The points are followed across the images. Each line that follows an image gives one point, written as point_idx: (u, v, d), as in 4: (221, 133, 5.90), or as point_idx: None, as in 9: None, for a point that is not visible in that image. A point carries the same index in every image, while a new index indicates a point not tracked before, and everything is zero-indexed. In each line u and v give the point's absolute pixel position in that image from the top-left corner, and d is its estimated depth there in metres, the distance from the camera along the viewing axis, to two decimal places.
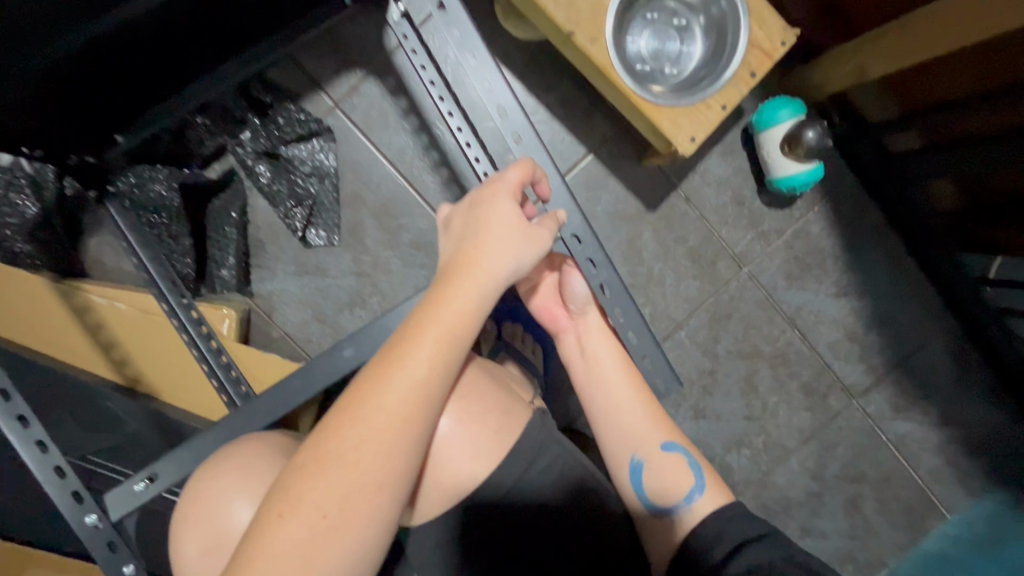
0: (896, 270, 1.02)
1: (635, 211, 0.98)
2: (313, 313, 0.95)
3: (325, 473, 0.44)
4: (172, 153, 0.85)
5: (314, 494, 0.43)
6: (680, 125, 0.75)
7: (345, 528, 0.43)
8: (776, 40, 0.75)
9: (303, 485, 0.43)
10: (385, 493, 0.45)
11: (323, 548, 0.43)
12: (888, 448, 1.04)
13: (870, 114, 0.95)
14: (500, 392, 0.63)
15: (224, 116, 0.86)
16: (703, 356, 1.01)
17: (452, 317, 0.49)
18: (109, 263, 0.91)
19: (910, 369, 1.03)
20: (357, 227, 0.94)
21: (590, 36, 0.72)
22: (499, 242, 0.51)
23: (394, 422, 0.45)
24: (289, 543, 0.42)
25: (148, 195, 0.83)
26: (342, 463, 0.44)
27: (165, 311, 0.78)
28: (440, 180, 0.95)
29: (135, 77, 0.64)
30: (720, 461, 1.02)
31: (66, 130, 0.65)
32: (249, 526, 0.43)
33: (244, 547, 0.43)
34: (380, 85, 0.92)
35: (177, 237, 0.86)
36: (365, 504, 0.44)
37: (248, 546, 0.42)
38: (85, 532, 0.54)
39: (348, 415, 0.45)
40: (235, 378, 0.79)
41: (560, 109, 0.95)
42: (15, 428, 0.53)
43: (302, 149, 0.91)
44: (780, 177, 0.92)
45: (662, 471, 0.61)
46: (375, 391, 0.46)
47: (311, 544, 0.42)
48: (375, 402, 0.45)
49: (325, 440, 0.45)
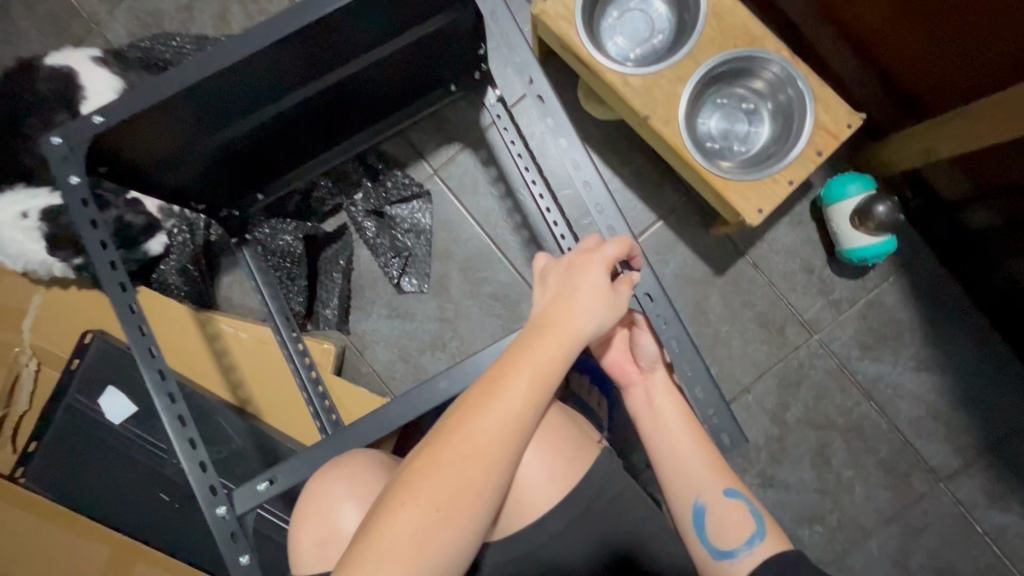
0: (983, 347, 0.98)
1: (703, 274, 1.02)
2: (399, 353, 1.05)
3: (437, 476, 0.50)
4: (300, 210, 1.02)
5: (427, 492, 0.50)
6: (747, 198, 0.80)
7: (450, 527, 0.50)
8: (842, 123, 0.80)
9: (418, 484, 0.50)
10: (484, 500, 0.51)
11: (431, 543, 0.49)
12: (983, 541, 0.96)
13: (941, 192, 0.96)
14: (574, 430, 0.68)
15: (345, 180, 1.02)
16: (771, 422, 1.00)
17: (550, 355, 0.55)
18: (235, 298, 1.08)
19: (1004, 455, 0.97)
20: (444, 278, 1.06)
21: (665, 119, 0.81)
22: (590, 299, 0.58)
23: (496, 440, 0.52)
24: (404, 533, 0.48)
25: (277, 244, 0.98)
26: (451, 469, 0.51)
27: (278, 342, 0.92)
28: (520, 239, 1.06)
29: (284, 152, 0.81)
30: (790, 535, 0.98)
31: (224, 188, 0.82)
32: (368, 514, 0.50)
33: (364, 532, 0.49)
34: (474, 156, 1.06)
35: (295, 277, 0.99)
36: (467, 508, 0.50)
37: (369, 530, 0.49)
38: (215, 521, 0.62)
39: (458, 428, 0.52)
40: (327, 408, 0.91)
41: (633, 179, 1.03)
42: (176, 425, 0.63)
43: (403, 209, 1.05)
44: (851, 248, 0.94)
45: (723, 516, 0.62)
46: (482, 411, 0.52)
47: (422, 536, 0.49)
48: (482, 420, 0.52)
49: (438, 447, 0.52)
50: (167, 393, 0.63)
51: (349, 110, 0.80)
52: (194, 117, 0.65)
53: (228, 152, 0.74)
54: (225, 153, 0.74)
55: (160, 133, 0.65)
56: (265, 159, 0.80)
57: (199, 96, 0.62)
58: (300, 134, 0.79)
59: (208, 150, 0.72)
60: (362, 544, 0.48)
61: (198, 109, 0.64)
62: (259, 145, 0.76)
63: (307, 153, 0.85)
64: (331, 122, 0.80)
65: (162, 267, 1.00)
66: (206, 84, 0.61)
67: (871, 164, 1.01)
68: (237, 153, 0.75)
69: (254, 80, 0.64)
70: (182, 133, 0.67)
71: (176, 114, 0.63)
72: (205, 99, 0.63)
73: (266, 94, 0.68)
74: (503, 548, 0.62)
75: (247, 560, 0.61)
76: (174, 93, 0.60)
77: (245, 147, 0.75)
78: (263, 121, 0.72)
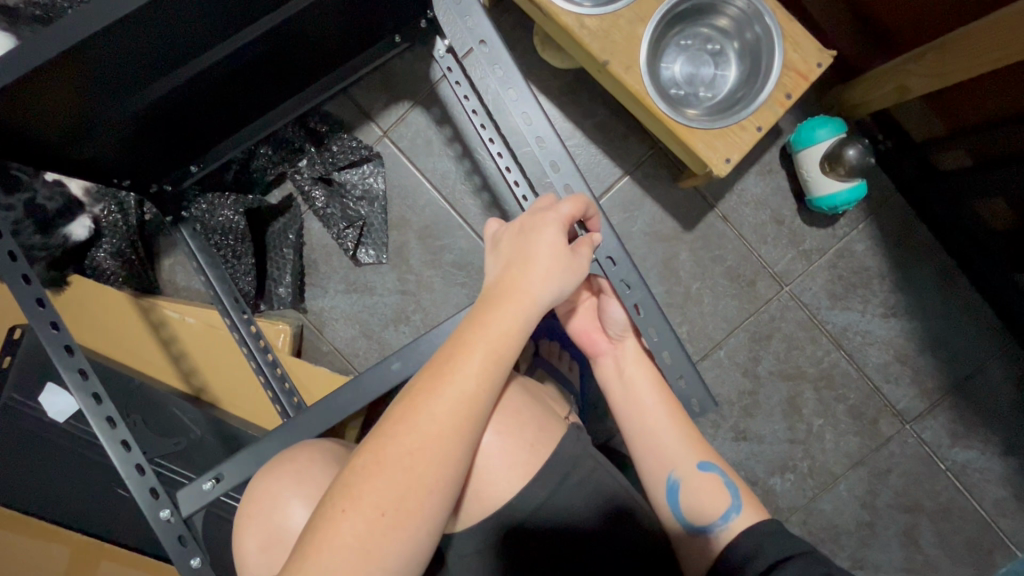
0: (949, 289, 0.98)
1: (672, 231, 0.99)
2: (360, 329, 1.00)
3: (383, 474, 0.47)
4: (240, 181, 0.93)
5: (374, 492, 0.46)
6: (715, 147, 0.76)
7: (401, 525, 0.47)
8: (811, 61, 0.75)
9: (364, 485, 0.47)
10: (437, 495, 0.48)
11: (380, 544, 0.46)
12: (947, 477, 0.99)
13: (912, 132, 0.94)
14: (536, 407, 0.65)
15: (286, 147, 0.94)
16: (743, 376, 1.00)
17: (502, 334, 0.52)
18: (179, 281, 1.00)
19: (967, 394, 0.99)
20: (402, 248, 1.00)
21: (625, 64, 0.75)
22: (545, 267, 0.54)
23: (446, 431, 0.49)
24: (356, 532, 0.45)
25: (216, 220, 0.90)
26: (399, 465, 0.47)
27: (228, 325, 0.85)
28: (480, 203, 1.00)
29: (214, 118, 0.73)
30: (763, 485, 1.00)
31: (149, 163, 0.73)
32: (309, 521, 0.47)
33: (306, 541, 0.46)
34: (426, 115, 0.99)
35: (241, 256, 0.92)
36: (419, 504, 0.47)
37: (311, 538, 0.46)
38: (160, 525, 0.61)
39: (404, 421, 0.48)
40: (288, 390, 0.85)
41: (596, 133, 0.98)
42: (105, 428, 0.61)
43: (353, 174, 0.97)
44: (820, 196, 0.91)
45: (698, 491, 0.61)
46: (429, 400, 0.49)
47: (369, 539, 0.46)
48: (429, 411, 0.49)
49: (382, 444, 0.48)
50: (93, 394, 0.61)
51: (281, 63, 0.71)
52: (96, 82, 0.55)
53: (146, 120, 0.65)
54: (142, 121, 0.64)
55: (56, 102, 0.54)
56: (192, 126, 0.71)
57: (99, 56, 0.52)
58: (228, 95, 0.70)
59: (121, 121, 0.62)
60: (304, 553, 0.45)
61: (100, 72, 0.54)
62: (181, 110, 0.67)
63: (241, 115, 0.76)
64: (262, 79, 0.71)
65: (93, 252, 0.91)
66: (104, 39, 0.50)
67: (840, 107, 0.97)
68: (156, 120, 0.66)
69: (168, 35, 0.55)
70: (83, 102, 0.57)
71: (73, 80, 0.53)
72: (107, 61, 0.53)
73: (182, 51, 0.58)
74: (466, 533, 0.60)
75: (199, 561, 0.61)
76: (65, 52, 0.49)
77: (165, 113, 0.66)
78: (183, 82, 0.62)
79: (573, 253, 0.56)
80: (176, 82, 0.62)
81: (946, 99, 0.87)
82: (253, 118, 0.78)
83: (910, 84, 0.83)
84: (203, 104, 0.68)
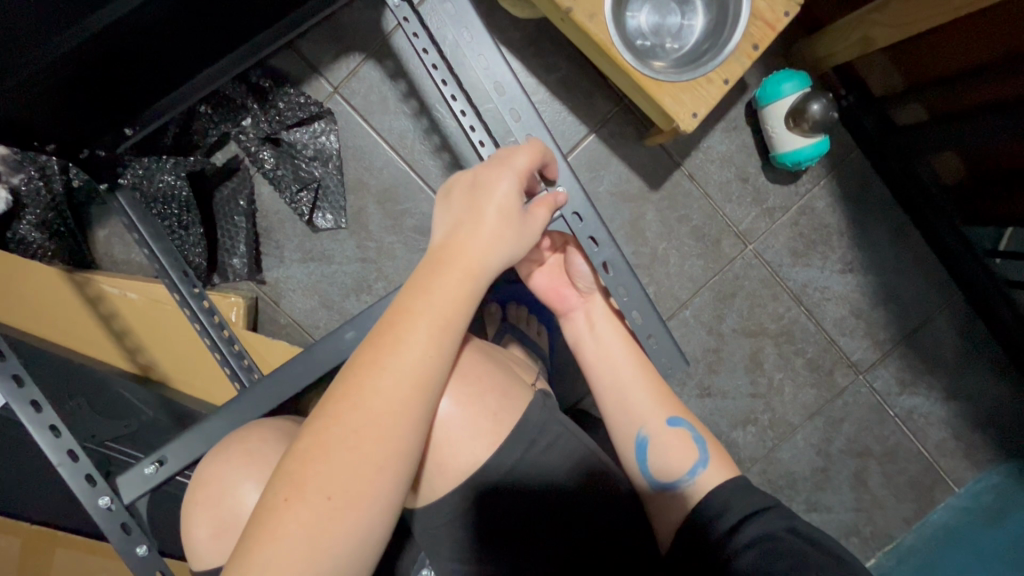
0: (901, 243, 1.01)
1: (639, 190, 0.97)
2: (320, 299, 0.95)
3: (327, 458, 0.46)
4: (181, 145, 0.86)
5: (318, 476, 0.45)
6: (681, 101, 0.74)
7: (351, 509, 0.46)
8: (779, 10, 0.73)
9: (307, 471, 0.45)
10: (388, 471, 0.47)
11: (329, 531, 0.45)
12: (895, 423, 1.04)
13: (872, 86, 0.95)
14: (500, 374, 0.63)
15: (226, 105, 0.86)
16: (708, 335, 1.01)
17: (447, 299, 0.52)
18: (117, 254, 0.92)
19: (916, 344, 1.03)
20: (361, 213, 0.95)
21: (590, 12, 0.71)
22: (491, 226, 0.55)
23: (394, 405, 0.48)
24: (304, 519, 0.44)
25: (157, 186, 0.84)
26: (344, 445, 0.46)
27: (178, 301, 0.79)
28: (441, 164, 0.95)
29: (143, 72, 0.64)
30: (725, 438, 1.03)
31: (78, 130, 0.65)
32: (254, 513, 0.45)
33: (252, 534, 0.45)
34: (380, 68, 0.92)
35: (188, 226, 0.86)
36: (368, 485, 0.46)
37: (269, 520, 0.44)
38: (101, 514, 0.59)
39: (347, 399, 0.47)
40: (247, 366, 0.80)
41: (560, 88, 0.94)
42: (29, 413, 0.57)
43: (303, 133, 0.91)
44: (784, 152, 0.91)
45: (666, 445, 0.63)
46: (372, 375, 0.48)
47: (317, 527, 0.44)
48: (373, 386, 0.48)
49: (324, 425, 0.47)
50: (13, 376, 0.57)
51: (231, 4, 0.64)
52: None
53: (82, 62, 0.57)
54: (71, 66, 0.57)
55: None
56: (133, 75, 0.63)
57: None
58: (156, 42, 0.61)
59: (57, 56, 0.55)
60: (250, 543, 0.44)
61: None
62: (118, 55, 0.60)
63: (189, 68, 0.68)
64: (215, 19, 0.64)
65: (13, 223, 0.80)
66: None
67: (805, 60, 0.96)
68: (93, 64, 0.58)
69: None
70: None
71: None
72: None
73: None
74: (436, 504, 0.58)
75: (145, 549, 0.59)
76: None
77: (104, 52, 0.58)
78: (127, 12, 0.56)
79: (521, 213, 0.57)
80: (121, 10, 0.56)
81: (910, 52, 0.87)
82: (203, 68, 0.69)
83: (876, 35, 0.82)
84: (124, 53, 0.60)
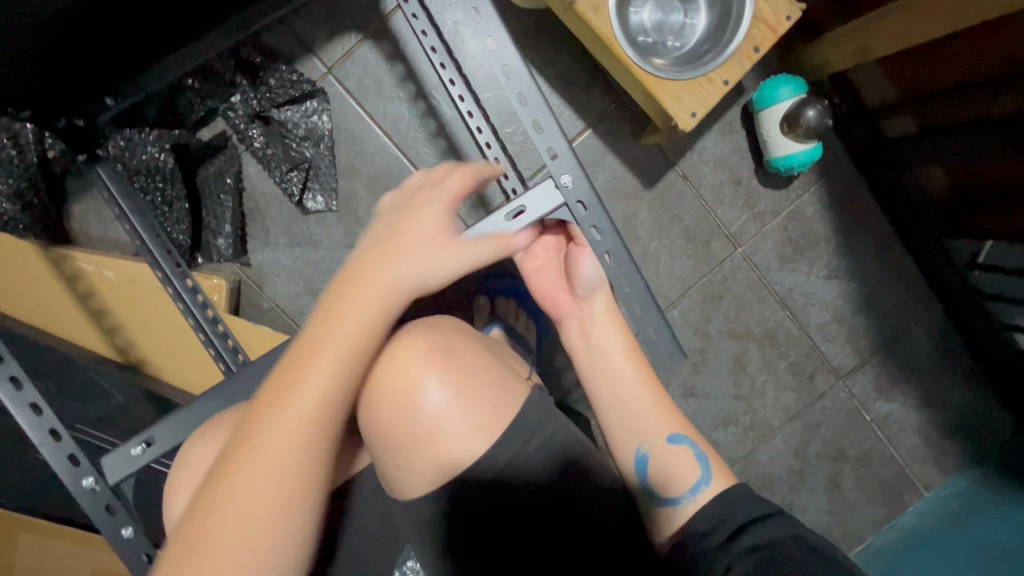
0: (884, 252, 1.03)
1: (633, 188, 0.97)
2: (305, 285, 0.93)
3: (236, 490, 0.44)
4: (166, 119, 0.83)
5: (225, 512, 0.43)
6: (680, 99, 0.73)
7: (263, 540, 0.44)
8: (781, 14, 0.73)
9: (215, 504, 0.43)
10: (298, 502, 0.45)
11: (243, 563, 0.43)
12: (871, 428, 1.06)
13: (866, 97, 0.96)
14: (499, 368, 0.63)
15: (214, 79, 0.84)
16: (694, 335, 1.02)
17: (359, 314, 0.48)
18: (93, 231, 0.87)
19: (894, 352, 1.05)
20: (351, 198, 0.93)
21: (594, 4, 0.71)
22: (415, 236, 0.52)
23: (297, 430, 0.45)
24: (213, 553, 0.43)
25: (140, 159, 0.82)
26: (250, 476, 0.44)
27: (160, 279, 0.75)
28: (435, 151, 0.94)
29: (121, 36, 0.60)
30: (707, 438, 1.04)
31: (57, 94, 0.62)
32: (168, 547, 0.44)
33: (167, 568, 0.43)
34: (376, 50, 0.90)
35: (173, 203, 0.85)
36: (279, 515, 0.44)
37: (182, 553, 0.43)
38: (84, 496, 0.57)
39: (253, 427, 0.45)
40: (232, 348, 0.77)
41: (559, 81, 0.93)
42: (7, 389, 0.54)
43: (294, 112, 0.88)
44: (778, 156, 0.91)
45: (666, 462, 0.62)
46: (277, 400, 0.45)
47: (229, 560, 0.43)
48: (277, 412, 0.45)
49: (232, 455, 0.45)
50: None
51: None
52: None
53: (55, 27, 0.55)
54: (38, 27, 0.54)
55: None
56: (114, 43, 0.60)
57: None
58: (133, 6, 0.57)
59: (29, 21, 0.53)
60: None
61: None
62: (90, 17, 0.56)
63: (176, 38, 0.64)
64: None
65: None
66: None
67: (802, 66, 0.97)
68: (67, 30, 0.56)
69: None
70: None
71: None
72: None
73: None
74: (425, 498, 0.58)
75: (131, 531, 0.57)
76: None
77: (80, 20, 0.56)
78: None
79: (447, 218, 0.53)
80: None
81: (905, 65, 0.88)
82: (192, 42, 0.65)
83: (873, 44, 0.83)
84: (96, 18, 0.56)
